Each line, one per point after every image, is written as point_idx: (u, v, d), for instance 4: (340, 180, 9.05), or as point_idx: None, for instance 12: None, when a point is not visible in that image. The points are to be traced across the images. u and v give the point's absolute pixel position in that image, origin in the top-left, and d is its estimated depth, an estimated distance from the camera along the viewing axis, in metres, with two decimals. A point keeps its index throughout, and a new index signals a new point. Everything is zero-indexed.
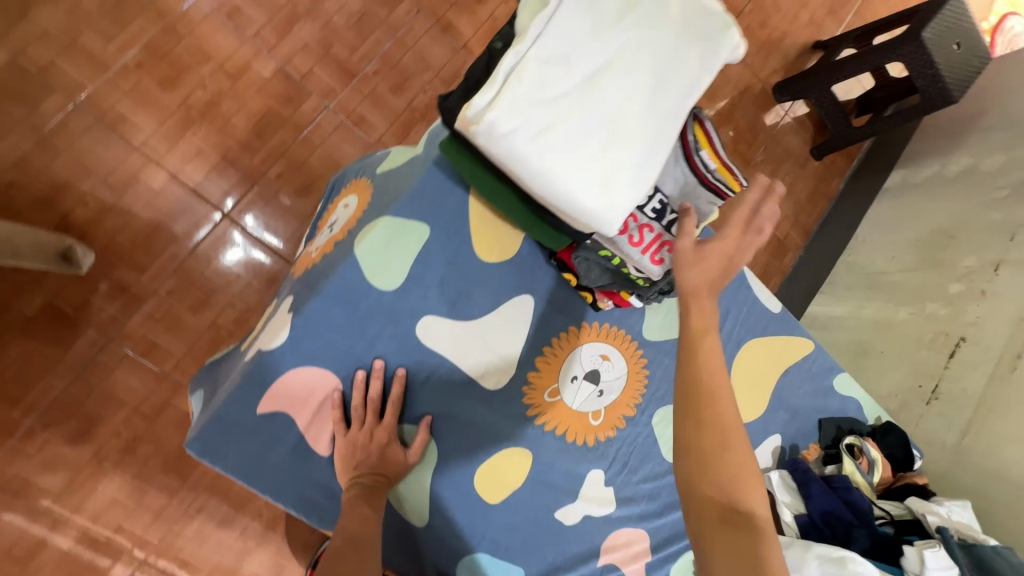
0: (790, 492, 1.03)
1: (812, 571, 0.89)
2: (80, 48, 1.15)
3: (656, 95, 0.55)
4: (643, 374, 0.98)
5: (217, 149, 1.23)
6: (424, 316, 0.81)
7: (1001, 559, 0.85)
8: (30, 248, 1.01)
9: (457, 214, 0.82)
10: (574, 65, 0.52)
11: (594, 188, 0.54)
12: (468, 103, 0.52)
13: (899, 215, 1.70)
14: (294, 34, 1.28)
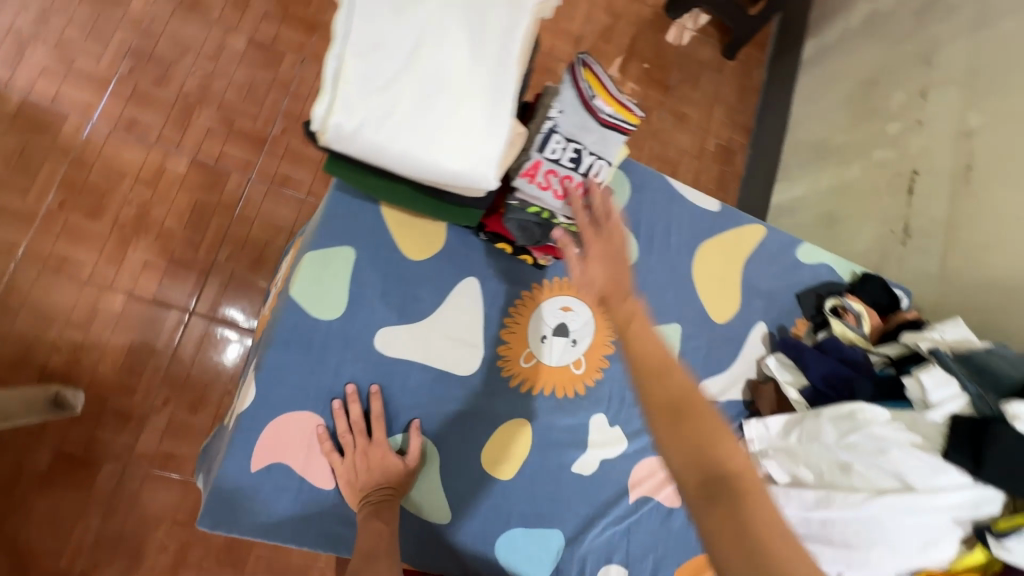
0: (790, 370, 1.05)
1: (828, 433, 0.91)
2: (6, 208, 1.19)
3: (481, 45, 0.57)
4: (610, 312, 1.00)
5: (162, 254, 1.26)
6: (380, 328, 0.84)
7: (997, 358, 0.88)
8: (21, 407, 1.02)
9: (375, 227, 0.85)
10: (392, 47, 0.55)
11: (455, 152, 0.57)
12: (312, 117, 0.55)
13: (824, 82, 1.73)
14: (195, 123, 1.31)
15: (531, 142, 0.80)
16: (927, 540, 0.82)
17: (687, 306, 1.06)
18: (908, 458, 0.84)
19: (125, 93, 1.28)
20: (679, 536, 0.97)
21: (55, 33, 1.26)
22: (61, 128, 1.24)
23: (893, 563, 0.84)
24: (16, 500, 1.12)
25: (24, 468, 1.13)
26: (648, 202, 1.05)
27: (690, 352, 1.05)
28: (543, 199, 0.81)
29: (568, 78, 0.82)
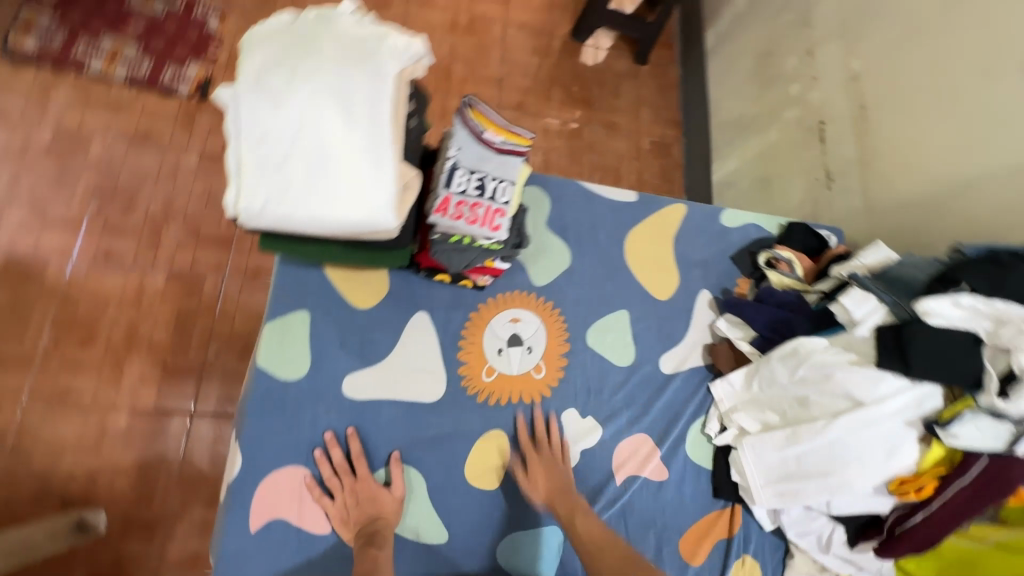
0: (739, 326, 1.12)
1: (779, 372, 0.98)
2: (9, 357, 1.30)
3: (353, 113, 0.67)
4: (557, 314, 1.08)
5: (156, 365, 1.35)
6: (346, 376, 0.92)
7: (906, 267, 0.96)
8: (47, 538, 1.11)
9: (323, 288, 0.95)
10: (278, 132, 0.65)
11: (349, 207, 0.67)
12: (226, 204, 0.66)
13: (730, 64, 1.88)
14: (164, 240, 1.43)
15: (437, 182, 0.89)
16: (889, 448, 0.88)
17: (630, 292, 1.14)
18: (851, 377, 0.90)
19: (97, 229, 1.41)
20: (671, 506, 1.03)
21: (27, 193, 1.40)
22: (45, 274, 1.37)
23: (866, 477, 0.90)
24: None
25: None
26: (571, 208, 1.15)
27: (643, 334, 1.11)
28: (462, 228, 0.89)
29: (459, 120, 0.92)
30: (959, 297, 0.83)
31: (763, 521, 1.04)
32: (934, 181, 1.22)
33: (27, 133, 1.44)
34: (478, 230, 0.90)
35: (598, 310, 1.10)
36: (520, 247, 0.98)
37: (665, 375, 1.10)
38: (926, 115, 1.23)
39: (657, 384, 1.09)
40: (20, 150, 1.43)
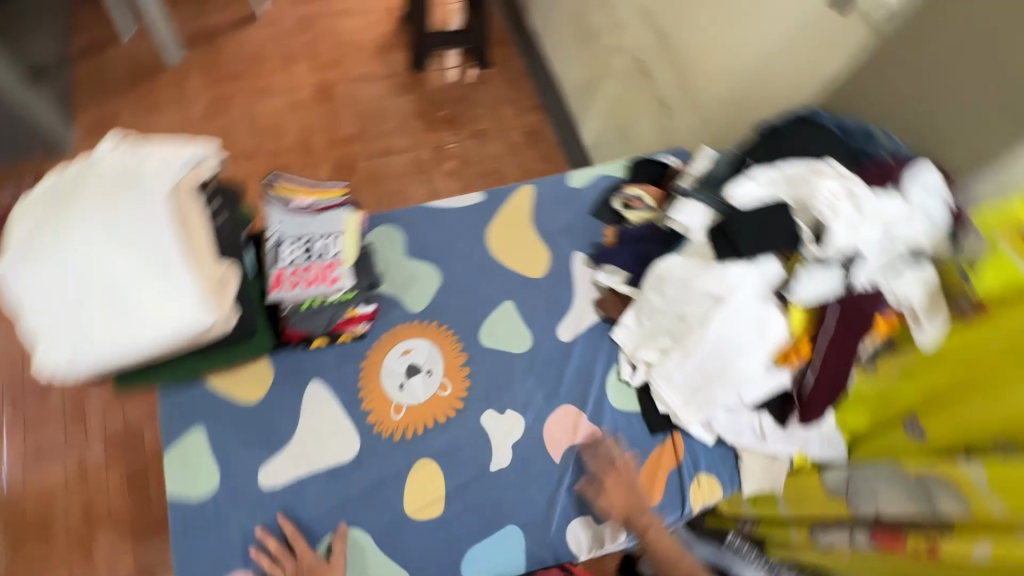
0: (617, 272, 1.17)
1: (653, 297, 1.05)
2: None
3: (129, 239, 0.72)
4: (446, 329, 1.11)
5: (124, 535, 1.32)
6: (258, 470, 0.94)
7: (718, 166, 1.06)
8: None
9: (207, 398, 0.97)
10: (61, 285, 0.68)
11: (160, 324, 0.70)
12: (37, 370, 0.67)
13: (562, 38, 2.01)
14: (89, 411, 1.43)
15: (267, 262, 0.94)
16: (760, 327, 0.93)
17: (508, 282, 1.18)
18: (704, 280, 0.95)
19: (20, 427, 1.40)
20: (614, 460, 1.06)
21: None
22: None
23: (753, 363, 0.95)
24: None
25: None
26: (428, 229, 1.20)
27: (533, 315, 1.16)
28: (303, 292, 0.94)
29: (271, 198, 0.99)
30: (754, 175, 0.93)
31: (705, 438, 1.09)
32: (729, 75, 1.29)
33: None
34: (319, 288, 0.94)
35: (484, 311, 1.15)
36: (375, 286, 1.02)
37: (566, 344, 1.14)
38: (703, 20, 1.33)
39: (561, 354, 1.13)
40: None
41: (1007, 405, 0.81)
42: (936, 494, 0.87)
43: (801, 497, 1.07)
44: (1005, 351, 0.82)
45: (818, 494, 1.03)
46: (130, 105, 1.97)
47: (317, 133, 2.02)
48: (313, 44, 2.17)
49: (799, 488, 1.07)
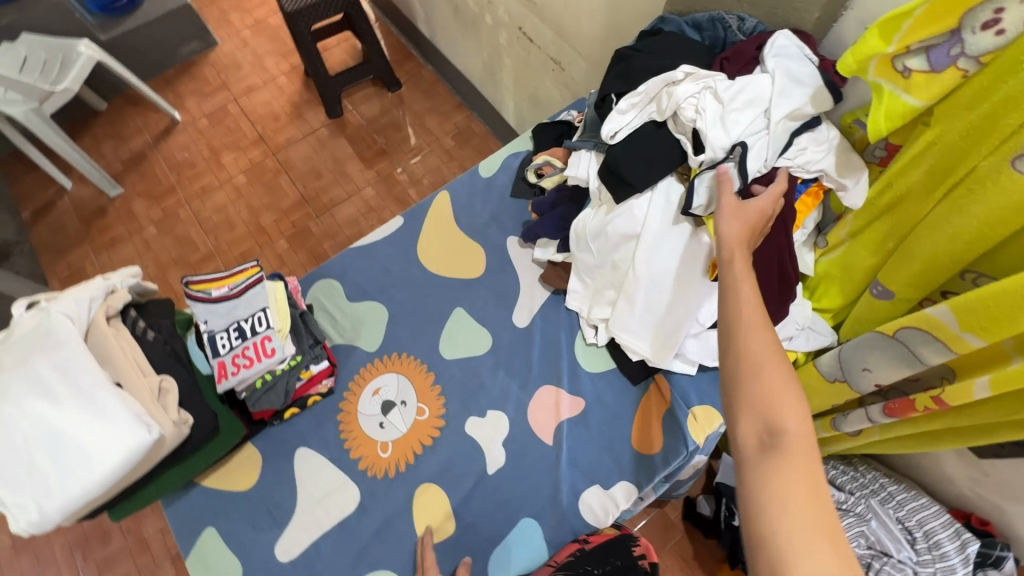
0: (549, 244, 1.16)
1: (581, 256, 1.04)
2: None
3: (55, 395, 0.77)
4: (408, 355, 1.14)
5: None
6: (276, 547, 0.98)
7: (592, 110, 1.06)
8: None
9: (210, 498, 1.02)
10: (12, 453, 0.74)
11: (102, 456, 0.75)
12: (23, 530, 0.75)
13: (450, 32, 1.99)
14: (148, 536, 1.42)
15: (208, 357, 0.97)
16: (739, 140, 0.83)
17: (453, 290, 1.19)
18: (615, 224, 0.95)
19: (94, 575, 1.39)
20: (606, 421, 1.06)
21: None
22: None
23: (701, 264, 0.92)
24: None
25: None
26: (362, 268, 1.22)
27: (485, 312, 1.17)
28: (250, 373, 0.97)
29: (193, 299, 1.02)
30: (618, 107, 0.93)
31: (687, 369, 1.05)
32: (594, 10, 1.27)
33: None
34: (262, 364, 0.97)
35: (439, 325, 1.16)
36: (319, 342, 1.06)
37: (524, 329, 1.15)
38: None
39: (523, 340, 1.14)
40: None
41: (940, 234, 0.76)
42: (920, 350, 0.83)
43: (811, 393, 1.08)
44: (923, 181, 0.78)
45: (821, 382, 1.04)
46: (85, 246, 1.94)
47: (266, 211, 1.97)
48: (234, 122, 2.14)
49: (805, 383, 1.08)
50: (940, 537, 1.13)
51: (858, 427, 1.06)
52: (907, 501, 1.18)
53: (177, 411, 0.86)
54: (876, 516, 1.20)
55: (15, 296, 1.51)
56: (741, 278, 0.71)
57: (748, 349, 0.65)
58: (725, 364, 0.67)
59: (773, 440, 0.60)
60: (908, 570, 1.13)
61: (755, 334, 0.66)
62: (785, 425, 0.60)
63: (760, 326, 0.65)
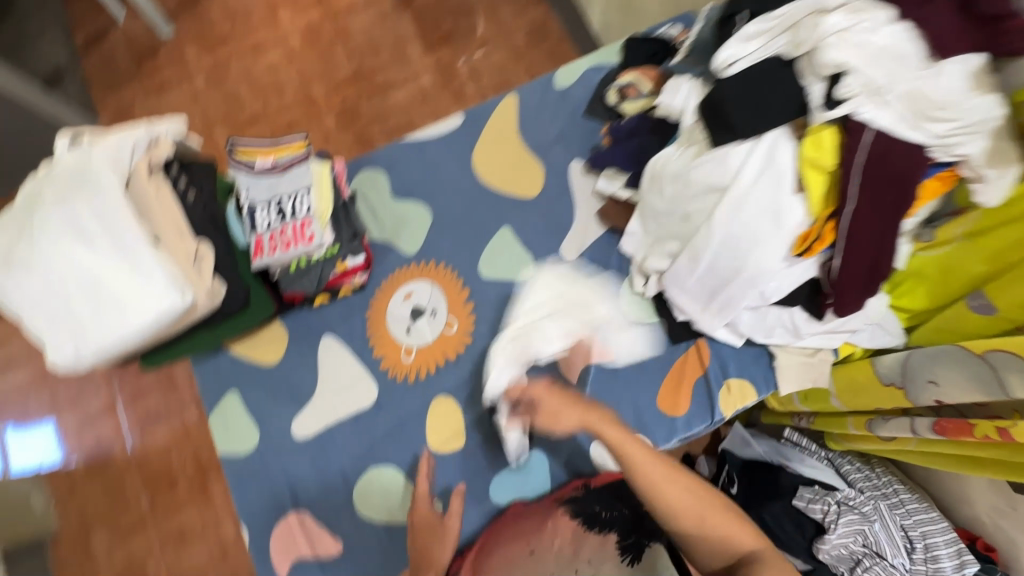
0: (616, 176, 1.05)
1: (652, 198, 0.94)
2: (124, 528, 1.42)
3: (95, 242, 0.75)
4: (445, 267, 1.09)
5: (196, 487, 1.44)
6: (292, 423, 1.02)
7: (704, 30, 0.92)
8: None
9: (236, 364, 1.04)
10: (51, 292, 0.74)
11: (137, 313, 0.75)
12: (59, 367, 0.77)
13: None
14: (178, 379, 1.51)
15: (244, 230, 0.94)
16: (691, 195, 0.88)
17: (503, 208, 1.12)
18: (700, 171, 0.83)
19: (128, 401, 1.49)
20: (635, 375, 1.03)
21: (64, 399, 1.50)
22: (115, 454, 1.46)
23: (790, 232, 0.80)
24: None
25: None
26: (412, 165, 1.14)
27: (533, 238, 1.10)
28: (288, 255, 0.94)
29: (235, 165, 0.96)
30: (744, 33, 0.80)
31: (732, 341, 1.00)
32: None
33: (38, 358, 1.53)
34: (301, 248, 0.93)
35: (482, 242, 1.10)
36: (359, 236, 1.00)
37: (569, 264, 1.08)
38: None
39: (565, 274, 1.08)
40: (41, 373, 1.51)
41: None
42: (1009, 377, 0.74)
43: (858, 392, 0.99)
44: None
45: (871, 383, 0.96)
46: (135, 84, 1.88)
47: (318, 81, 1.86)
48: None
49: (850, 382, 1.00)
50: (940, 552, 1.11)
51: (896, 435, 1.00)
52: (916, 513, 1.16)
53: (211, 279, 0.84)
54: (880, 518, 1.17)
55: (64, 124, 1.48)
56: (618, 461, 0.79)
57: (672, 500, 0.76)
58: (677, 524, 0.76)
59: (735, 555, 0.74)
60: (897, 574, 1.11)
61: (667, 487, 0.76)
62: (737, 545, 0.74)
63: (669, 478, 0.76)
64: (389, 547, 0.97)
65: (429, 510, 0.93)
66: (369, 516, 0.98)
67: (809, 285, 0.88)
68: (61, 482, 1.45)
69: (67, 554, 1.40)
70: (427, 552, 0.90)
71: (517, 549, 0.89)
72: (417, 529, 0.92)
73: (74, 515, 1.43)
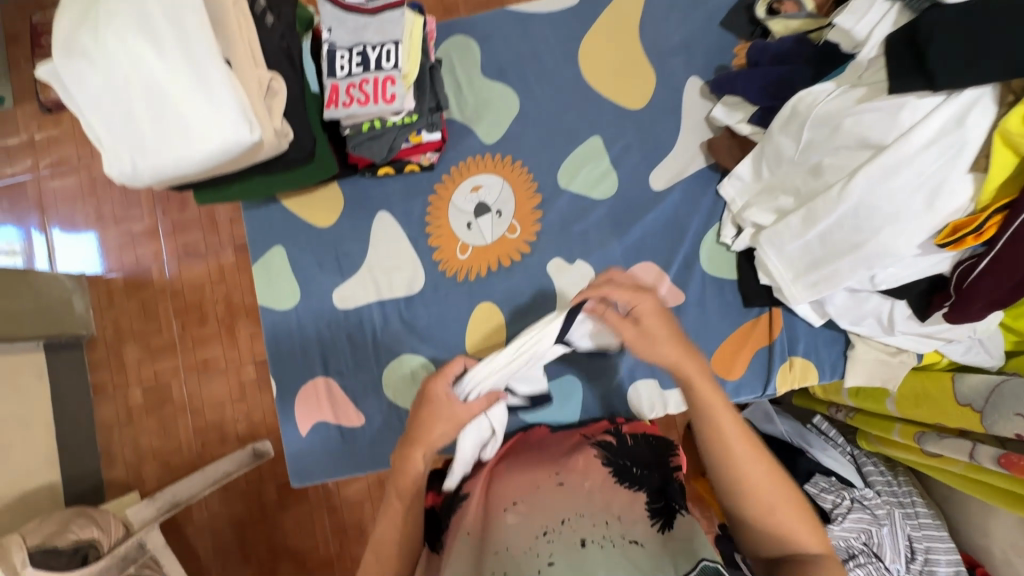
0: (738, 107, 0.91)
1: (784, 142, 0.80)
2: (155, 347, 1.47)
3: (163, 46, 0.66)
4: (521, 166, 0.99)
5: (224, 328, 1.47)
6: (335, 291, 0.99)
7: None
8: (233, 464, 1.30)
9: (288, 219, 1.00)
10: (113, 95, 0.67)
11: (199, 138, 0.68)
12: (114, 177, 0.72)
13: None
14: (219, 220, 1.48)
15: (323, 74, 0.85)
16: (850, 143, 0.72)
17: (598, 114, 0.99)
18: (860, 120, 0.70)
19: (170, 231, 1.49)
20: (696, 329, 0.96)
21: (109, 214, 1.50)
22: (152, 278, 1.49)
23: (939, 221, 0.68)
24: (270, 524, 1.43)
25: (264, 508, 1.43)
26: (508, 42, 1.00)
27: (623, 157, 0.98)
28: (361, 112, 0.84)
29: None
30: None
31: (809, 318, 0.93)
32: None
33: (88, 167, 1.51)
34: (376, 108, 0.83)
35: (567, 148, 0.99)
36: (440, 110, 0.90)
37: (657, 194, 0.98)
38: None
39: (647, 204, 0.97)
40: (90, 183, 1.51)
41: None
42: None
43: (922, 403, 0.88)
44: None
45: (944, 399, 0.85)
46: None
47: None
48: None
49: (918, 389, 0.90)
50: (939, 567, 1.07)
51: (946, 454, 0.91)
52: (927, 526, 1.11)
53: (280, 120, 0.76)
54: (890, 523, 1.11)
55: None
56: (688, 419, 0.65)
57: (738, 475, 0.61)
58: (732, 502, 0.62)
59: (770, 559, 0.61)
60: None
61: (741, 460, 0.60)
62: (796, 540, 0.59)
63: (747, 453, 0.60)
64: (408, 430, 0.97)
65: (449, 389, 0.70)
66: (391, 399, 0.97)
67: (928, 279, 0.78)
68: (99, 291, 1.49)
69: (101, 358, 1.48)
70: (418, 419, 0.70)
71: (540, 477, 0.68)
72: (423, 400, 0.70)
73: (109, 324, 1.49)
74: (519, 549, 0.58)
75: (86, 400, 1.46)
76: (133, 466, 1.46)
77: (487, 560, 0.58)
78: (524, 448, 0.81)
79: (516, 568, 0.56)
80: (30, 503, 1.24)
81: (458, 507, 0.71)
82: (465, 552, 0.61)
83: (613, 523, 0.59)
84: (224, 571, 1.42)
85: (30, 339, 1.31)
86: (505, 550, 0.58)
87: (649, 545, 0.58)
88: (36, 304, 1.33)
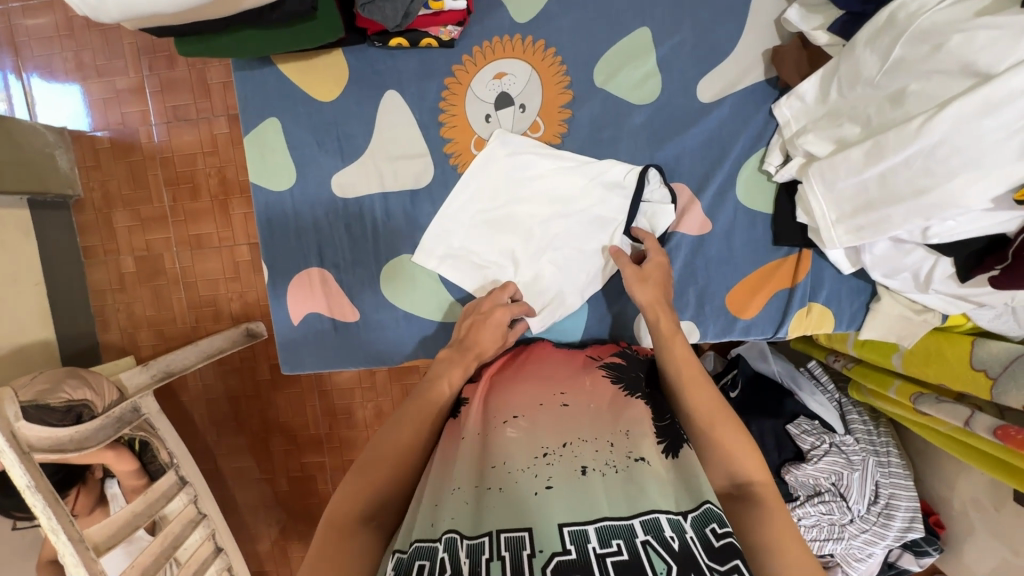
0: (817, 10, 0.77)
1: (869, 62, 0.68)
2: (146, 217, 1.40)
3: None
4: (552, 54, 0.87)
5: (214, 204, 1.39)
6: (333, 177, 0.91)
7: None
8: (226, 342, 1.29)
9: (287, 90, 0.89)
10: None
11: None
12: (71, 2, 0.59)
13: None
14: (211, 84, 1.34)
15: None
16: (956, 69, 0.60)
17: (652, 2, 0.85)
18: (972, 38, 0.58)
19: (157, 90, 1.35)
20: (717, 260, 0.92)
21: (90, 64, 1.35)
22: (139, 142, 1.37)
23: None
24: (264, 401, 1.46)
25: (257, 386, 1.46)
26: None
27: (672, 58, 0.87)
28: None
29: None
30: None
31: (840, 265, 0.88)
32: None
33: (63, 4, 1.33)
34: None
35: (608, 40, 0.86)
36: None
37: (704, 106, 0.87)
38: None
39: (690, 117, 0.88)
40: (67, 25, 1.33)
41: None
42: None
43: (931, 362, 0.86)
44: None
45: (955, 363, 0.82)
46: None
47: None
48: None
49: (931, 349, 0.86)
50: (898, 512, 1.07)
51: (936, 415, 0.88)
52: (897, 475, 1.10)
53: None
54: (863, 468, 1.08)
55: None
56: (670, 335, 0.71)
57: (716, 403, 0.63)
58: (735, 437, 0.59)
59: (747, 495, 0.58)
60: (848, 516, 1.06)
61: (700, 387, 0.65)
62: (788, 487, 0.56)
63: None
64: (405, 330, 0.94)
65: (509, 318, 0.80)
66: (392, 299, 0.93)
67: (986, 239, 0.71)
68: (85, 149, 1.39)
69: (89, 220, 1.41)
70: (473, 331, 0.77)
71: (541, 396, 0.65)
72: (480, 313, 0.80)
73: (96, 186, 1.40)
74: (517, 466, 0.56)
75: (77, 263, 1.42)
76: (127, 333, 1.45)
77: (483, 475, 0.56)
78: (528, 361, 0.77)
79: (513, 486, 0.54)
80: (25, 357, 1.24)
81: (450, 421, 0.67)
82: (464, 459, 0.59)
83: (617, 446, 0.57)
84: (219, 437, 1.48)
85: (12, 194, 1.22)
86: (503, 464, 0.56)
87: (654, 465, 0.56)
88: (19, 156, 1.23)
